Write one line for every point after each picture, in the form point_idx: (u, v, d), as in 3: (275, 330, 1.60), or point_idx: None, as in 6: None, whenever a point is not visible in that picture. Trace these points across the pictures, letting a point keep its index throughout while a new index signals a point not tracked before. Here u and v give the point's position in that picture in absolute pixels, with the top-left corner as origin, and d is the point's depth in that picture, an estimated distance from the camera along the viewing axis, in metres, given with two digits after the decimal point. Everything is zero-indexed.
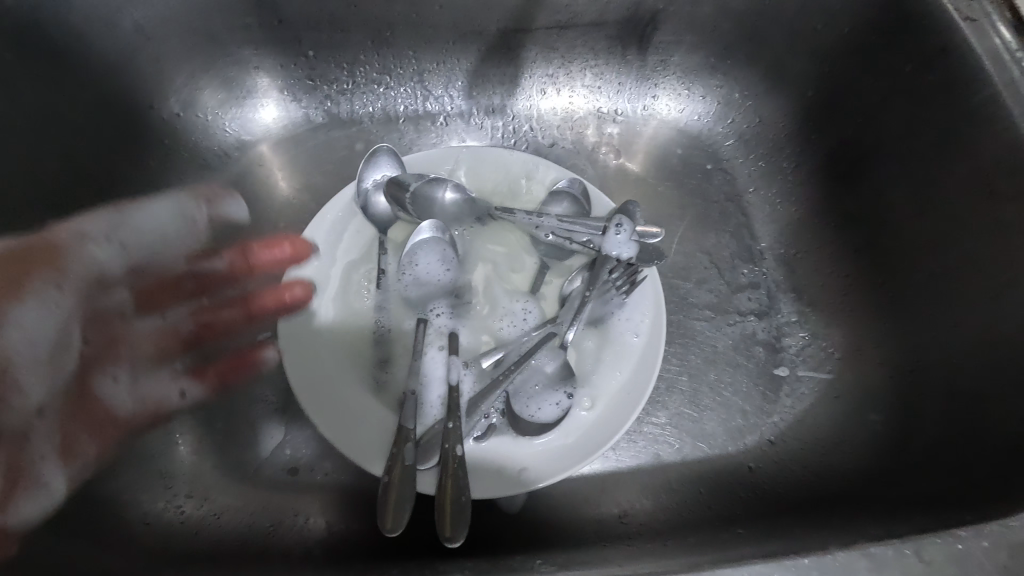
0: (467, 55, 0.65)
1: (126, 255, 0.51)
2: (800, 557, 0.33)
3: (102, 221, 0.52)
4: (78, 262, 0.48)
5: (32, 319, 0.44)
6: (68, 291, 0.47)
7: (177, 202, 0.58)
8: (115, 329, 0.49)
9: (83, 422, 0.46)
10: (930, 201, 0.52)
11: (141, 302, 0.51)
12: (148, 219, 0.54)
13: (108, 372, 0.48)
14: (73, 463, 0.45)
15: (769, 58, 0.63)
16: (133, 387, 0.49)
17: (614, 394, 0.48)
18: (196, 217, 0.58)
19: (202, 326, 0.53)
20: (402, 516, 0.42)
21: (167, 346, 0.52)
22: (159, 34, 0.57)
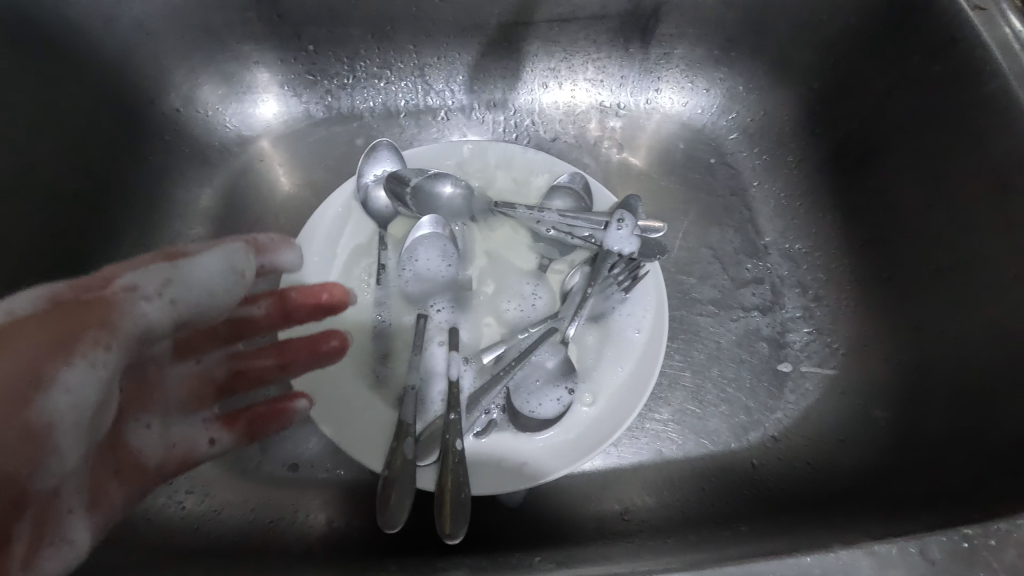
0: (468, 49, 0.65)
1: (115, 320, 0.40)
2: (803, 555, 0.32)
3: (152, 275, 0.42)
4: (126, 320, 0.40)
5: (73, 382, 0.36)
6: (44, 359, 0.36)
7: (227, 251, 0.45)
8: (95, 402, 0.38)
9: (112, 466, 0.42)
10: (936, 194, 0.52)
11: (176, 349, 0.46)
12: (152, 271, 0.43)
13: (71, 450, 0.37)
14: (99, 512, 0.40)
15: (773, 51, 0.62)
16: (164, 434, 0.45)
17: (614, 390, 0.48)
18: (245, 265, 0.45)
19: (187, 380, 0.47)
20: (402, 513, 0.42)
21: (200, 391, 0.48)
22: (159, 30, 0.57)
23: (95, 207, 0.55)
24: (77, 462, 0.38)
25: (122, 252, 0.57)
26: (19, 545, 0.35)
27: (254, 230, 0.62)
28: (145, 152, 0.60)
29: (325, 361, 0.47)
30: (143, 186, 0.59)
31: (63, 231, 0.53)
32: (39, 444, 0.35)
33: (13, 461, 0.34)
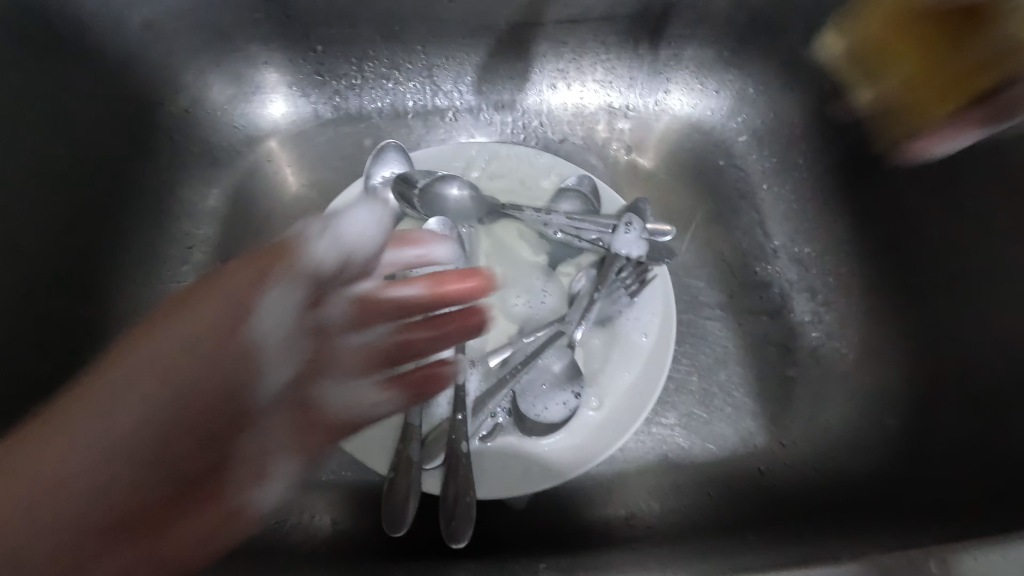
0: (476, 49, 0.65)
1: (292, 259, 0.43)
2: (813, 567, 0.32)
3: (310, 223, 0.47)
4: (299, 262, 0.43)
5: (269, 309, 0.42)
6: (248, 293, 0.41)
7: (371, 208, 0.49)
8: (283, 329, 0.42)
9: (291, 419, 0.41)
10: (947, 199, 0.51)
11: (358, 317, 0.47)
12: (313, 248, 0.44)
13: (275, 368, 0.41)
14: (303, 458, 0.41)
15: (784, 53, 0.62)
16: (339, 393, 0.43)
17: (621, 394, 0.48)
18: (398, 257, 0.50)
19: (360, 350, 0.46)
20: (407, 517, 0.43)
21: (374, 359, 0.46)
22: (168, 30, 0.57)
23: (102, 205, 0.56)
24: (279, 389, 0.41)
25: (130, 251, 0.58)
26: (232, 472, 0.38)
27: (262, 230, 0.62)
28: (154, 151, 0.60)
29: (475, 334, 0.49)
30: (151, 185, 0.60)
31: (70, 229, 0.53)
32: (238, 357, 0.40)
33: (217, 368, 0.39)
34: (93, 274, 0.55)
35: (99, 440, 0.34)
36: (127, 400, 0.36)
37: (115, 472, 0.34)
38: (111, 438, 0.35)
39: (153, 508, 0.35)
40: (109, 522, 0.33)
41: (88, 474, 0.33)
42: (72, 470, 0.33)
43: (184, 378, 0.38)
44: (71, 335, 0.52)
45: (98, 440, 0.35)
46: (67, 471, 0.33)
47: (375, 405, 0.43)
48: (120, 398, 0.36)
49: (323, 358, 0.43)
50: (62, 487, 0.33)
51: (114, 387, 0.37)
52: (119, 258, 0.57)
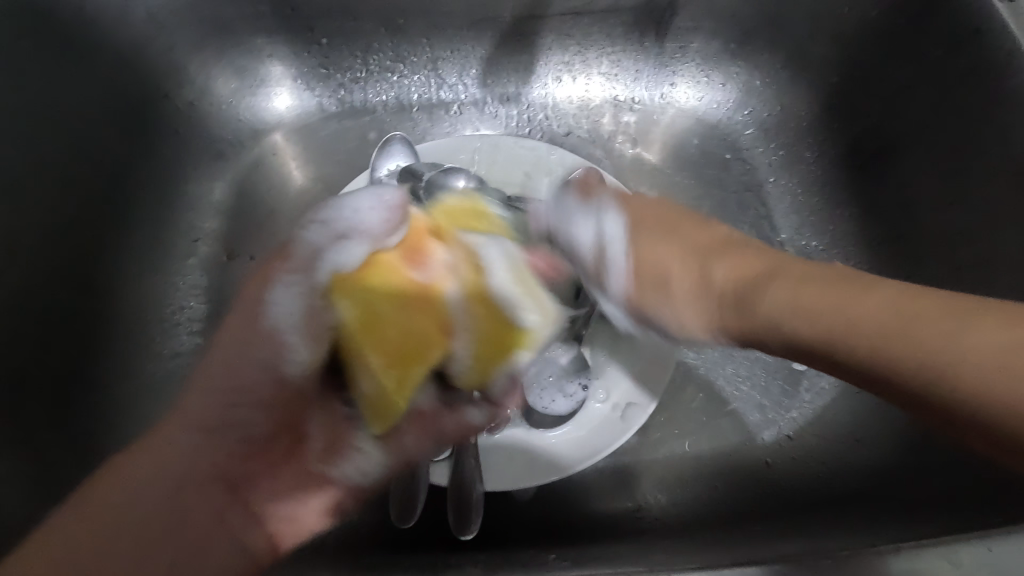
0: (481, 42, 0.65)
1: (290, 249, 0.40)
2: (823, 557, 0.32)
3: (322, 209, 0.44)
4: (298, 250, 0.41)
5: (280, 300, 0.39)
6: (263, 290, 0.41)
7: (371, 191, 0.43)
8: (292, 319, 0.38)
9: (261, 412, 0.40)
10: (954, 190, 0.51)
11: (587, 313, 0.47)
12: (287, 283, 0.39)
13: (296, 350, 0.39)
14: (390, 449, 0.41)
15: (790, 45, 0.61)
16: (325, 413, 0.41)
17: (625, 387, 0.50)
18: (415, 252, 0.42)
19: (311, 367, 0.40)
20: (415, 508, 0.45)
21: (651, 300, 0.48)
22: (173, 22, 0.57)
23: (106, 198, 0.55)
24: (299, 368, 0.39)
25: (135, 244, 0.58)
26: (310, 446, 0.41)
27: (267, 224, 0.62)
28: (158, 144, 0.60)
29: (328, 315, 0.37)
30: (155, 179, 0.60)
31: (75, 222, 0.53)
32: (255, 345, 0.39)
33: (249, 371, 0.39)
34: (98, 267, 0.54)
35: (159, 473, 0.36)
36: (198, 446, 0.38)
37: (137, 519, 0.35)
38: (196, 478, 0.37)
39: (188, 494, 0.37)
40: (192, 547, 0.36)
41: (123, 538, 0.34)
42: (70, 534, 0.34)
43: (183, 446, 0.38)
44: (77, 328, 0.52)
45: (152, 481, 0.36)
46: (146, 517, 0.35)
47: (364, 470, 0.42)
48: (190, 445, 0.38)
49: (294, 414, 0.41)
50: (161, 521, 0.35)
51: (140, 454, 0.37)
52: (124, 252, 0.57)
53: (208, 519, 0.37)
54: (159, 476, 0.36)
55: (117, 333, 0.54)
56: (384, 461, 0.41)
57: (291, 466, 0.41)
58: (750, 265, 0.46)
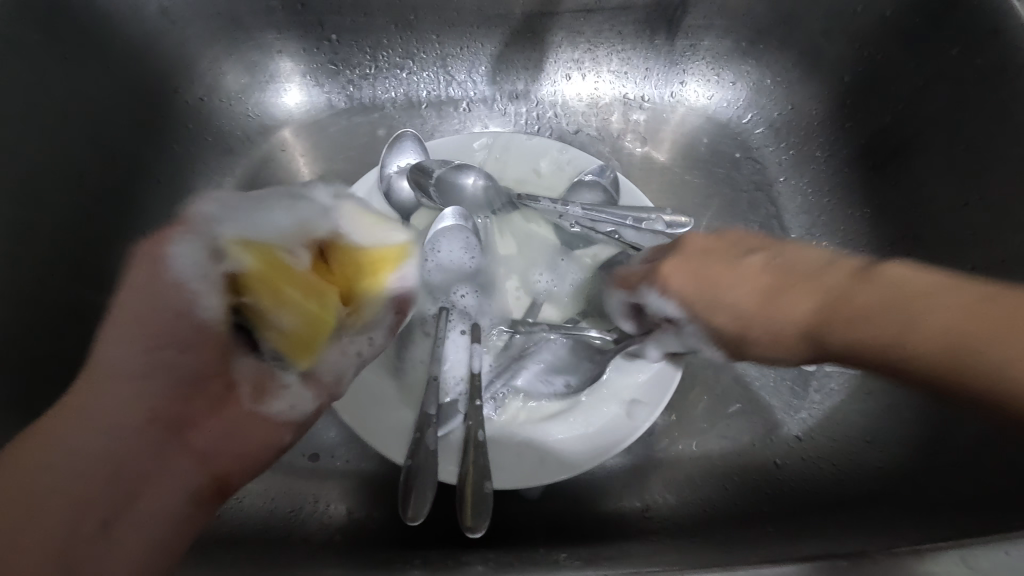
0: (491, 39, 0.64)
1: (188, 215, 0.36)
2: (838, 559, 0.32)
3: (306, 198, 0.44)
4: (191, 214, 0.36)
5: (182, 258, 0.34)
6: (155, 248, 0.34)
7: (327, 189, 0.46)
8: (203, 275, 0.34)
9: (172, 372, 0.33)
10: (971, 192, 0.51)
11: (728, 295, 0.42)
12: (189, 240, 0.35)
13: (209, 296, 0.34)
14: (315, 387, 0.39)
15: (803, 44, 0.61)
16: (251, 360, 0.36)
17: (635, 386, 0.47)
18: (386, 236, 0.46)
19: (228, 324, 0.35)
20: (423, 507, 0.41)
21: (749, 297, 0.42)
22: (184, 18, 0.57)
23: (118, 193, 0.55)
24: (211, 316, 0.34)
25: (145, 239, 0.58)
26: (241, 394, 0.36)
27: None
28: (168, 140, 0.60)
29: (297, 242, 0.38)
30: (165, 174, 0.60)
31: (86, 217, 0.53)
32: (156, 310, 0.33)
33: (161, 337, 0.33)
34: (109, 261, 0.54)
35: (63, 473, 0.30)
36: (116, 413, 0.32)
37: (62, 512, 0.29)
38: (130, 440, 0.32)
39: (120, 486, 0.31)
40: (150, 512, 0.31)
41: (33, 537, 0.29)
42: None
43: (98, 405, 0.32)
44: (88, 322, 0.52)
45: (63, 460, 0.30)
46: (90, 500, 0.30)
47: (296, 406, 0.38)
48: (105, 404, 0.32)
49: (215, 360, 0.35)
50: (81, 501, 0.30)
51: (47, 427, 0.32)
52: None
53: (147, 480, 0.32)
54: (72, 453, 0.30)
55: None
56: (313, 401, 0.39)
57: (222, 420, 0.35)
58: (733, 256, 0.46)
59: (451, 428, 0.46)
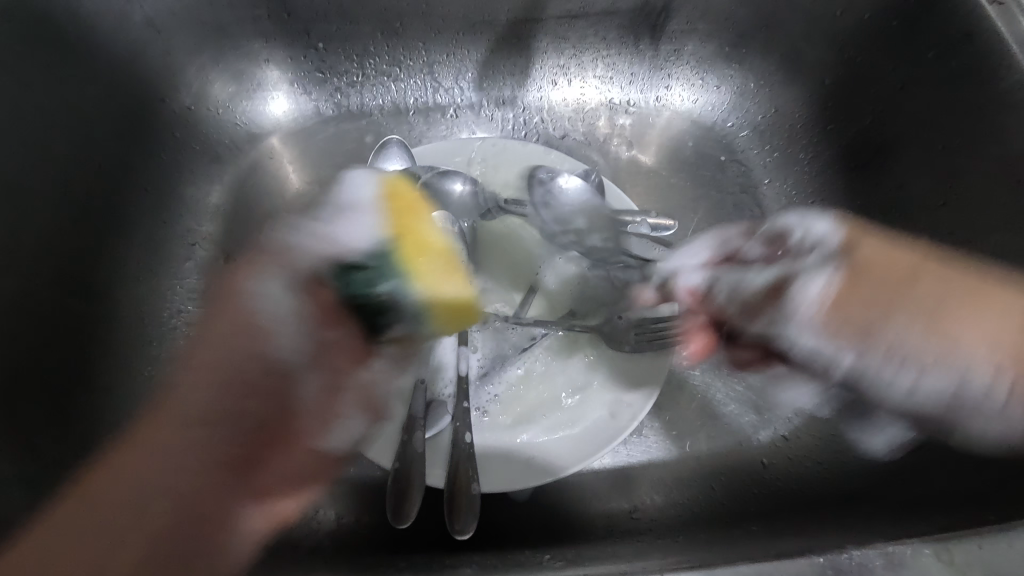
0: (477, 45, 0.65)
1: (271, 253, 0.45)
2: (815, 555, 0.32)
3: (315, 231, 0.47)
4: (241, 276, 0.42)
5: (268, 291, 0.42)
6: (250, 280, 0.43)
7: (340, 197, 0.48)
8: (287, 317, 0.41)
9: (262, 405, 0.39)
10: (949, 192, 0.51)
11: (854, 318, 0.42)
12: (265, 276, 0.43)
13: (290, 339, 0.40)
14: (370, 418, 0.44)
15: (784, 47, 0.62)
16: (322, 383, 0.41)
17: (621, 388, 0.48)
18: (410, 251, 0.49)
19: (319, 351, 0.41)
20: (410, 511, 0.42)
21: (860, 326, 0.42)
22: (170, 27, 0.57)
23: (104, 201, 0.56)
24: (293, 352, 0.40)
25: (133, 247, 0.58)
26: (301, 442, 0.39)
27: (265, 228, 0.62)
28: (156, 148, 0.60)
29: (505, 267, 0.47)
30: (152, 182, 0.60)
31: (72, 226, 0.53)
32: (251, 328, 0.41)
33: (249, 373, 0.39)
34: (95, 270, 0.54)
35: (157, 481, 0.36)
36: (178, 461, 0.37)
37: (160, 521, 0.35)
38: (192, 495, 0.36)
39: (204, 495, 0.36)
40: (176, 527, 0.35)
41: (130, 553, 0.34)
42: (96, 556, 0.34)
43: (163, 448, 0.37)
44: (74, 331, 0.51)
45: (158, 469, 0.37)
46: (188, 510, 0.36)
47: (351, 436, 0.42)
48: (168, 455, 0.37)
49: (286, 389, 0.40)
50: (196, 517, 0.36)
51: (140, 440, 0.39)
52: (122, 256, 0.57)
53: (205, 513, 0.36)
54: (164, 473, 0.36)
55: (114, 337, 0.54)
56: (364, 425, 0.44)
57: (281, 454, 0.39)
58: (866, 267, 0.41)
59: (439, 429, 0.47)
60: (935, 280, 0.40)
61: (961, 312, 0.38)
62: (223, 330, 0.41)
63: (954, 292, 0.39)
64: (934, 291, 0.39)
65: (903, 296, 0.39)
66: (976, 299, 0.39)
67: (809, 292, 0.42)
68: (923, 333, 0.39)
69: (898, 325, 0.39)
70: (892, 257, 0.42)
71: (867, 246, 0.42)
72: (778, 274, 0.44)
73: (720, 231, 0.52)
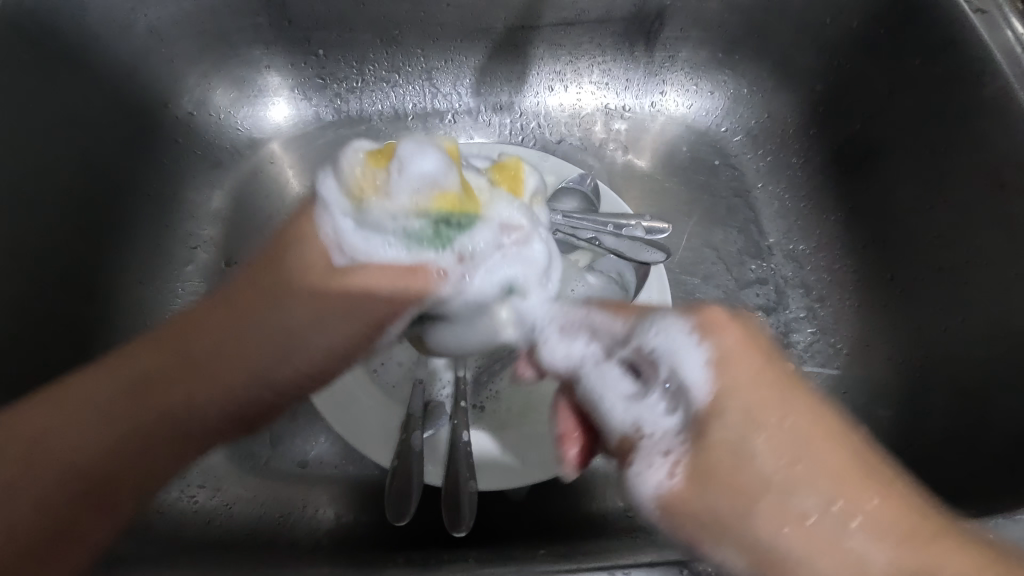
0: (474, 52, 0.66)
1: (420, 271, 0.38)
2: None
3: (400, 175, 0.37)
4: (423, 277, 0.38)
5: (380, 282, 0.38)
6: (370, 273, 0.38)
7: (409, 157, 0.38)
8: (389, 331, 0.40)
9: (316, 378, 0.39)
10: (937, 196, 0.53)
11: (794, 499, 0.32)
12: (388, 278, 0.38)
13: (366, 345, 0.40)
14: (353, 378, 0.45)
15: (776, 54, 0.63)
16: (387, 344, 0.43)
17: None
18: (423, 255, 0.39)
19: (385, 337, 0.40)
20: (409, 509, 0.43)
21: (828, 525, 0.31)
22: (172, 35, 0.58)
23: (107, 206, 0.56)
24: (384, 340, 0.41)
25: (135, 251, 0.59)
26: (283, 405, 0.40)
27: (266, 231, 0.63)
28: (157, 153, 0.61)
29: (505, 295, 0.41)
30: (154, 187, 0.61)
31: (76, 229, 0.54)
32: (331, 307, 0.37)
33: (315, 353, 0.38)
34: (99, 273, 0.55)
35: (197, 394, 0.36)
36: (278, 372, 0.38)
37: (127, 440, 0.35)
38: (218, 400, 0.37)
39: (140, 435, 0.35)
40: (121, 474, 0.35)
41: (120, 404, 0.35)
42: (98, 395, 0.35)
43: (269, 340, 0.38)
44: (77, 334, 0.52)
45: (260, 349, 0.37)
46: (153, 410, 0.36)
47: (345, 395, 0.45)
48: (258, 333, 0.37)
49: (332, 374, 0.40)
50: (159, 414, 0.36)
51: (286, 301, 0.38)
52: (126, 259, 0.58)
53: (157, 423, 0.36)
54: (232, 324, 0.38)
55: (115, 340, 0.55)
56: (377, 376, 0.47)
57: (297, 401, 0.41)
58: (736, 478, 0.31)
59: (438, 428, 0.48)
60: (809, 482, 0.31)
61: (794, 480, 0.31)
62: (337, 313, 0.38)
63: (804, 431, 0.32)
64: (790, 441, 0.31)
65: (718, 418, 0.32)
66: (834, 465, 0.31)
67: (647, 481, 0.33)
68: (766, 474, 0.31)
69: (798, 499, 0.31)
70: (760, 347, 0.34)
71: (723, 341, 0.33)
72: (631, 424, 0.34)
73: (679, 316, 0.35)
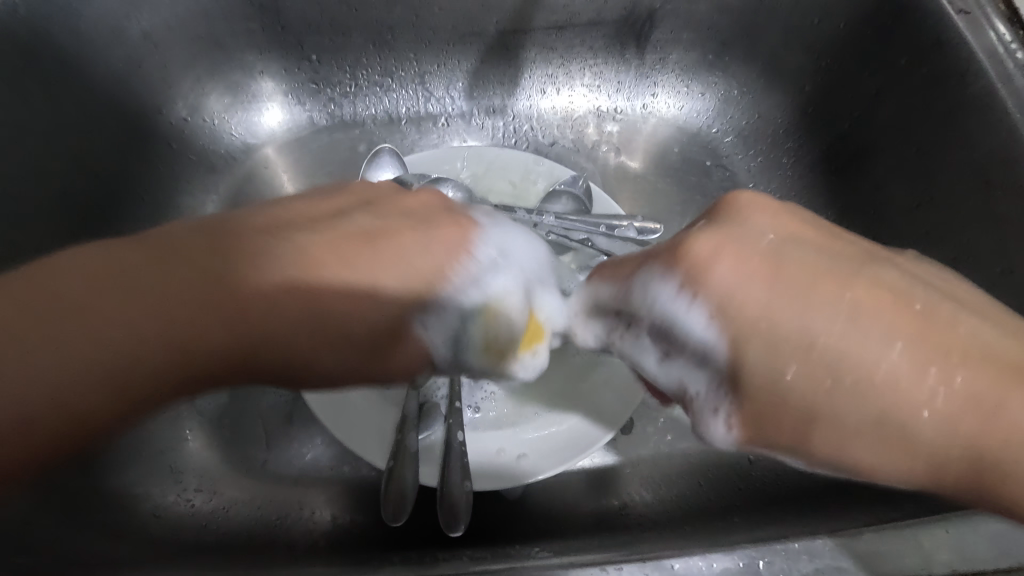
0: (467, 56, 0.67)
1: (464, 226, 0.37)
2: (790, 541, 0.34)
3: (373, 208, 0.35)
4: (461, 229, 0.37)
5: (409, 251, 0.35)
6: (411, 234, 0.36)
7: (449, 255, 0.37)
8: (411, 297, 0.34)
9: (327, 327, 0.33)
10: (924, 195, 0.53)
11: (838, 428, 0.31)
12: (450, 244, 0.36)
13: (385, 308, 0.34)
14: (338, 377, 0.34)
15: (766, 55, 0.63)
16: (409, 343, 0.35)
17: (607, 394, 0.50)
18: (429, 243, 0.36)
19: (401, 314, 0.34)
20: (405, 508, 0.43)
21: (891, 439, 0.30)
22: (166, 41, 0.59)
23: (102, 213, 0.57)
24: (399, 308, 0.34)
25: None
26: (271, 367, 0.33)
27: None
28: (152, 159, 0.61)
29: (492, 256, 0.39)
30: (149, 193, 0.61)
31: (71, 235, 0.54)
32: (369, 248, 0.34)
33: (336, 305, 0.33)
34: None
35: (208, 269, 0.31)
36: (279, 311, 0.32)
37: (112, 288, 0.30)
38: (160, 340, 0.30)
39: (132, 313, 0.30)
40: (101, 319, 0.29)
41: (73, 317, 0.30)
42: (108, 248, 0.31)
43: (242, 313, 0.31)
44: None
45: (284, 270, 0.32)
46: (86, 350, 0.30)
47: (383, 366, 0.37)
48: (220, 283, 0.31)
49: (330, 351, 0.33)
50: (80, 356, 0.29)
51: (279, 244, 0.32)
52: None
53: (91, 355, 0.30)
54: (221, 256, 0.31)
55: None
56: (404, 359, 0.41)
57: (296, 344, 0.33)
58: (779, 419, 0.31)
59: (432, 432, 0.48)
60: (876, 380, 0.29)
61: (869, 355, 0.29)
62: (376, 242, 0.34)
63: (852, 339, 0.29)
64: (862, 379, 0.29)
65: (778, 330, 0.30)
66: (899, 325, 0.29)
67: (716, 436, 0.33)
68: (839, 420, 0.30)
69: (842, 411, 0.30)
70: (771, 256, 0.31)
71: (725, 275, 0.31)
72: (676, 386, 0.35)
73: (663, 271, 0.33)
